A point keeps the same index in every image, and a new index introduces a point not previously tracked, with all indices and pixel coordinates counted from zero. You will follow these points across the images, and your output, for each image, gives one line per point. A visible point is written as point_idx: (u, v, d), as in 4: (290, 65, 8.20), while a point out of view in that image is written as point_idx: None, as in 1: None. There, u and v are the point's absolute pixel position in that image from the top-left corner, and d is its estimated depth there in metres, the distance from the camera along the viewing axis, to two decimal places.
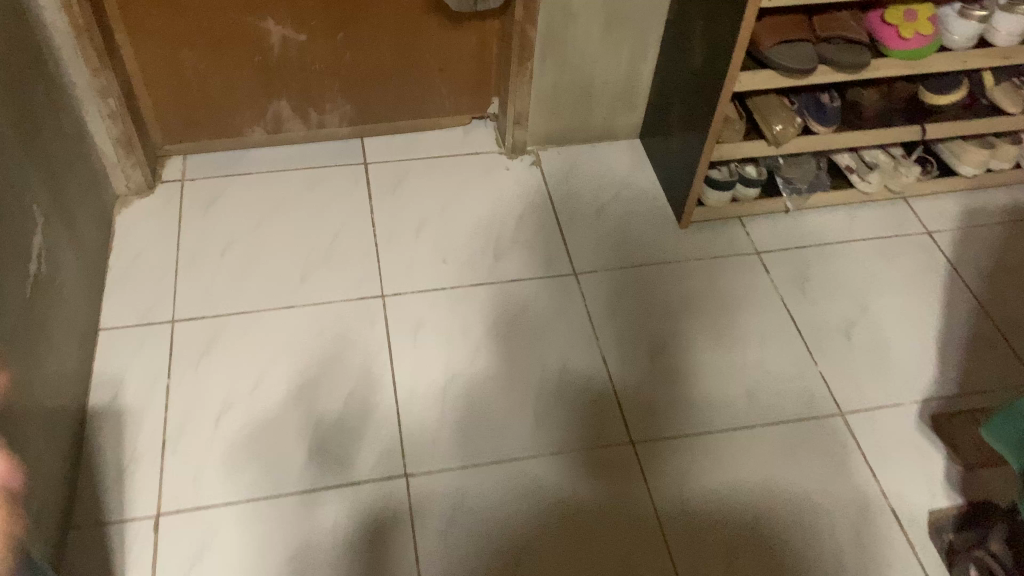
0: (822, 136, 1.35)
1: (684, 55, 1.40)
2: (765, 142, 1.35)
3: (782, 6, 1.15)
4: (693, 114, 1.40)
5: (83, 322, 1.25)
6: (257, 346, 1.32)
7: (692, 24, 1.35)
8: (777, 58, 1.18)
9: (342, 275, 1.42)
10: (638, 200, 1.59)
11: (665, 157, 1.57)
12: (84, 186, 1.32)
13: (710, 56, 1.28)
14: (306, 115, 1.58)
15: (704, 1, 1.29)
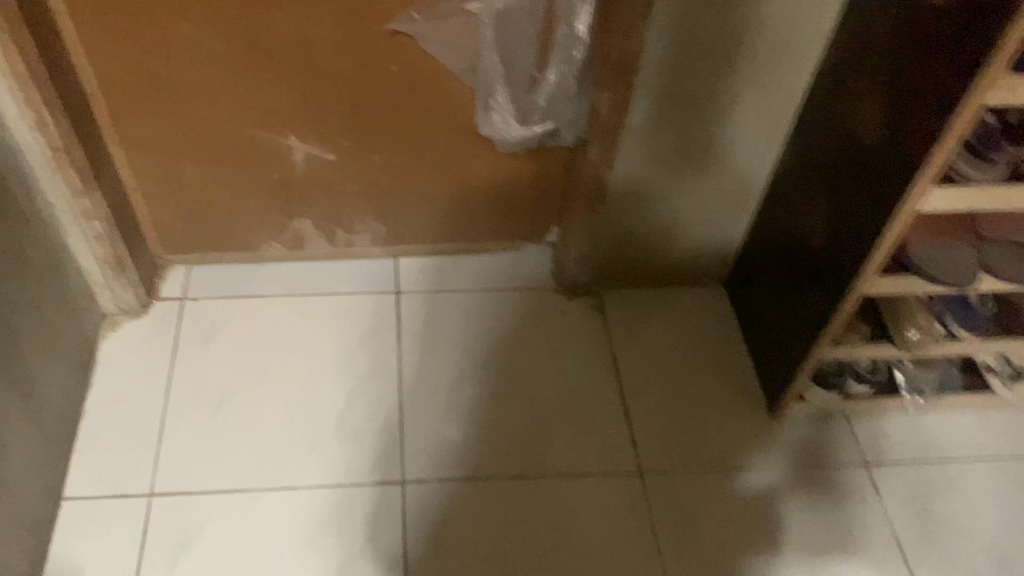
0: (967, 344, 1.09)
1: (800, 222, 1.13)
2: (893, 346, 1.10)
3: (944, 207, 0.89)
4: (804, 297, 1.14)
5: (36, 501, 1.04)
6: (246, 542, 1.09)
7: (815, 189, 1.08)
8: (929, 266, 0.96)
9: (354, 448, 1.19)
10: (722, 373, 1.32)
11: (760, 325, 1.29)
12: (62, 326, 1.11)
13: (840, 241, 1.02)
14: (332, 235, 1.34)
15: (836, 168, 1.02)
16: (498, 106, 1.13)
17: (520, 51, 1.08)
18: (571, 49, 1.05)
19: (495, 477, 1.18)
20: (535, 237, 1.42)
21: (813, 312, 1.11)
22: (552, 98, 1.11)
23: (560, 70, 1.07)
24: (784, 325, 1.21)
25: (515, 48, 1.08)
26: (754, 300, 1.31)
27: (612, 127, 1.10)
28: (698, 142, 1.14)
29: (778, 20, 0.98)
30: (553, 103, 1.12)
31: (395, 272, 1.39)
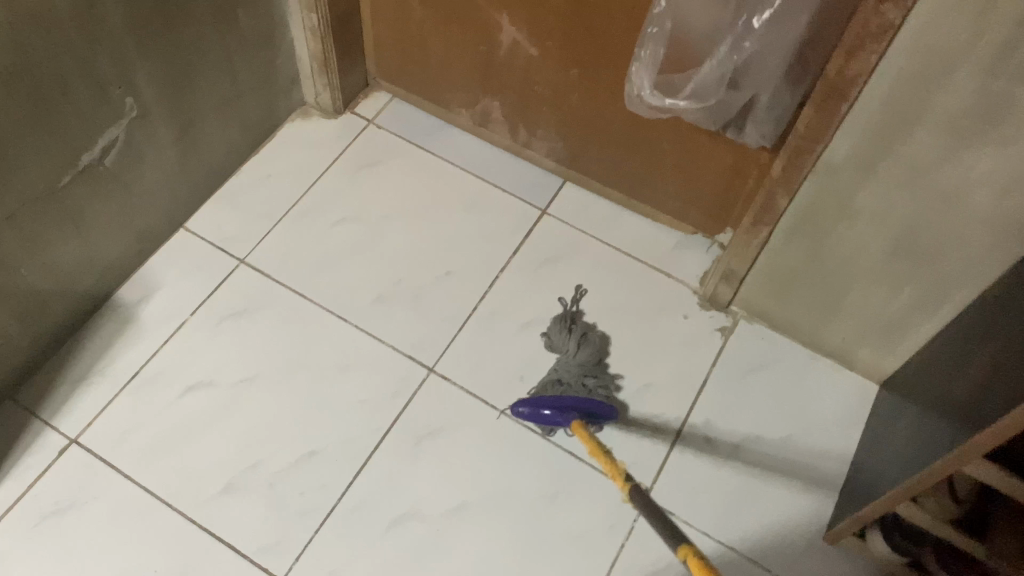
0: None
1: (974, 359, 0.87)
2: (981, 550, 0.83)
3: None
4: (928, 437, 0.88)
5: (157, 218, 1.19)
6: (278, 338, 1.15)
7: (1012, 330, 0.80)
8: None
9: (412, 319, 1.17)
10: (812, 475, 1.07)
11: (876, 448, 1.02)
12: (249, 90, 1.24)
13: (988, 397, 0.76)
14: (515, 129, 1.31)
15: None
16: (642, 60, 0.96)
17: (699, 17, 0.87)
18: (744, 39, 0.84)
19: (508, 418, 1.09)
20: (706, 228, 1.24)
21: (914, 459, 0.87)
22: (702, 83, 0.91)
23: (727, 56, 0.87)
24: (889, 462, 0.95)
25: (696, 10, 0.86)
26: (890, 420, 1.04)
27: (806, 151, 0.91)
28: (900, 218, 0.91)
29: None
30: (699, 90, 0.92)
31: (555, 192, 1.32)
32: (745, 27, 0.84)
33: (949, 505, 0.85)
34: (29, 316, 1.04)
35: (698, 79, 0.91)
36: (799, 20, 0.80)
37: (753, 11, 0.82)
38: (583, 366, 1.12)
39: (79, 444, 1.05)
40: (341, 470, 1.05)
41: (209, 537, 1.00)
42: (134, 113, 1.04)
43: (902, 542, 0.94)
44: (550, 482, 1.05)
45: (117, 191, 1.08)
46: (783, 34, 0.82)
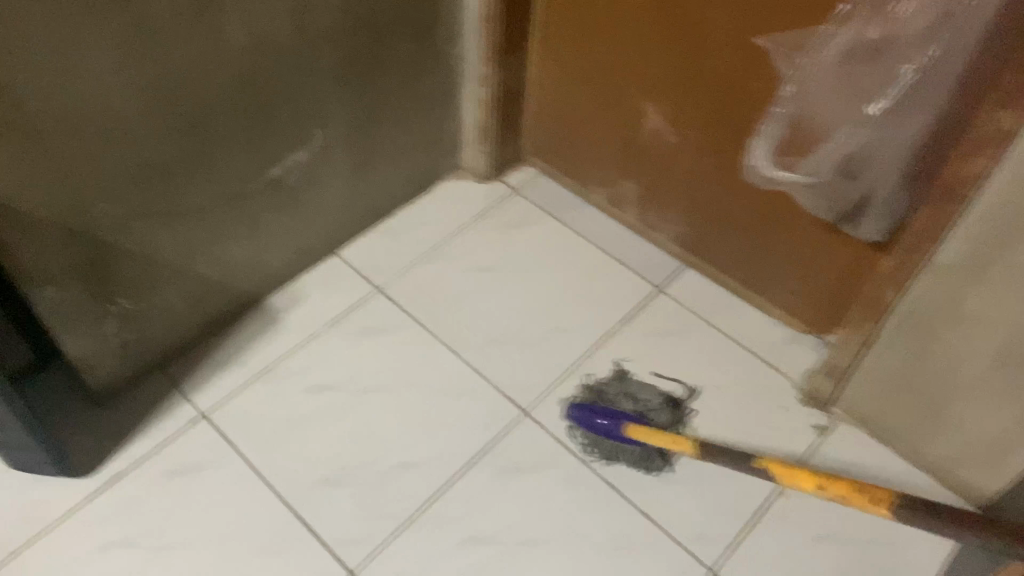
0: None
1: None
2: None
3: None
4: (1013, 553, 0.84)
5: (319, 238, 1.35)
6: (397, 358, 1.25)
7: None
8: None
9: (520, 363, 1.25)
10: None
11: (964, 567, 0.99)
12: (418, 145, 1.43)
13: None
14: (646, 211, 1.40)
15: None
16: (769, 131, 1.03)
17: (829, 101, 0.93)
18: (865, 128, 0.91)
19: (591, 469, 1.14)
20: (820, 329, 1.26)
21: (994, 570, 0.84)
22: (822, 159, 0.97)
23: (852, 134, 0.93)
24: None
25: (827, 95, 0.93)
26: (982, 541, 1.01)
27: (919, 249, 0.94)
28: (1011, 326, 0.90)
29: None
30: (818, 165, 0.98)
31: (676, 275, 1.38)
32: (864, 115, 0.90)
33: None
34: (198, 297, 1.21)
35: (823, 155, 0.97)
36: (914, 117, 0.86)
37: (871, 99, 0.89)
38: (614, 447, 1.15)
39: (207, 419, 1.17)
40: (430, 483, 1.12)
41: (297, 521, 1.08)
42: (319, 145, 1.22)
43: None
44: (618, 534, 1.08)
45: (293, 207, 1.26)
46: (900, 128, 0.88)
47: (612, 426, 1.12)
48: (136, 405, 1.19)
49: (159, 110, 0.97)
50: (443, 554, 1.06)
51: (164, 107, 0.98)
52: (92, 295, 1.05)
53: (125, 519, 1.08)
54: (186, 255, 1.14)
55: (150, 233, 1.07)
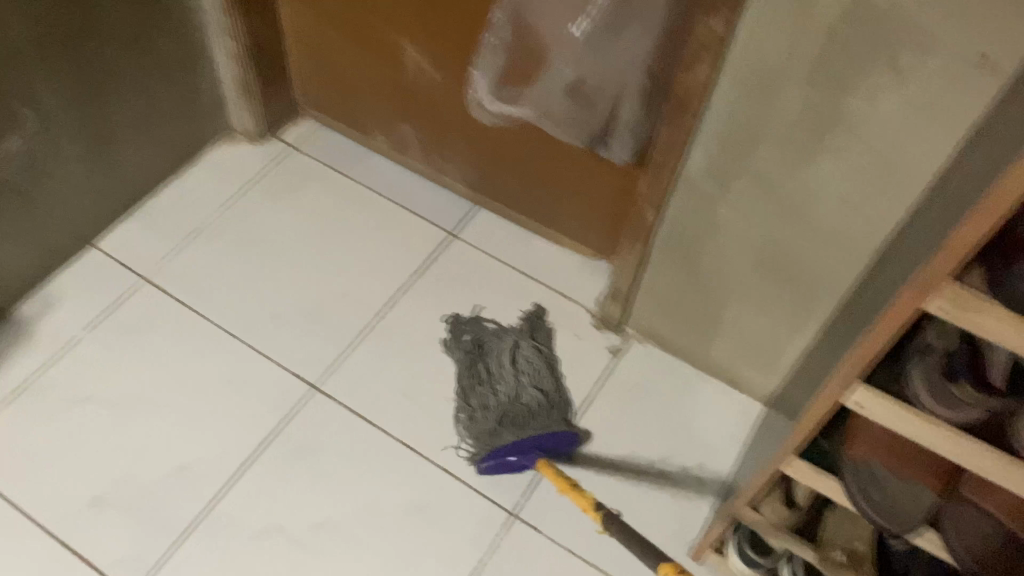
0: None
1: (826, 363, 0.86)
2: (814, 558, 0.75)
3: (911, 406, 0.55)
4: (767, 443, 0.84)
5: (63, 233, 1.21)
6: (170, 352, 1.16)
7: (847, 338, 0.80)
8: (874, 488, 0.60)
9: (307, 335, 1.19)
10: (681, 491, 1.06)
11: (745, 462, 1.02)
12: (167, 114, 1.29)
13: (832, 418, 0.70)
14: (428, 154, 1.33)
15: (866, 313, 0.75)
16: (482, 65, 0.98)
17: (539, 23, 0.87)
18: (576, 54, 0.86)
19: (387, 434, 1.10)
20: (606, 250, 1.24)
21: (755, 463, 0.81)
22: (543, 88, 0.93)
23: (564, 56, 0.88)
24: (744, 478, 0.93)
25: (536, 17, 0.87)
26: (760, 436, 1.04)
27: (666, 165, 0.91)
28: (761, 231, 0.91)
29: (880, 109, 0.72)
30: (542, 95, 0.94)
31: (468, 215, 1.33)
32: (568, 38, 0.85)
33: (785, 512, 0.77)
34: None
35: (543, 83, 0.93)
36: (624, 31, 0.82)
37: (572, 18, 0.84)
38: (503, 399, 1.11)
39: None
40: (214, 482, 1.05)
41: (63, 553, 1.00)
42: (33, 130, 1.08)
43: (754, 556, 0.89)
44: (415, 496, 1.06)
45: (18, 204, 1.11)
46: (613, 45, 0.84)
47: (522, 462, 1.03)
48: None
49: None
50: (238, 548, 1.01)
51: None
52: None
53: None
54: None
55: None
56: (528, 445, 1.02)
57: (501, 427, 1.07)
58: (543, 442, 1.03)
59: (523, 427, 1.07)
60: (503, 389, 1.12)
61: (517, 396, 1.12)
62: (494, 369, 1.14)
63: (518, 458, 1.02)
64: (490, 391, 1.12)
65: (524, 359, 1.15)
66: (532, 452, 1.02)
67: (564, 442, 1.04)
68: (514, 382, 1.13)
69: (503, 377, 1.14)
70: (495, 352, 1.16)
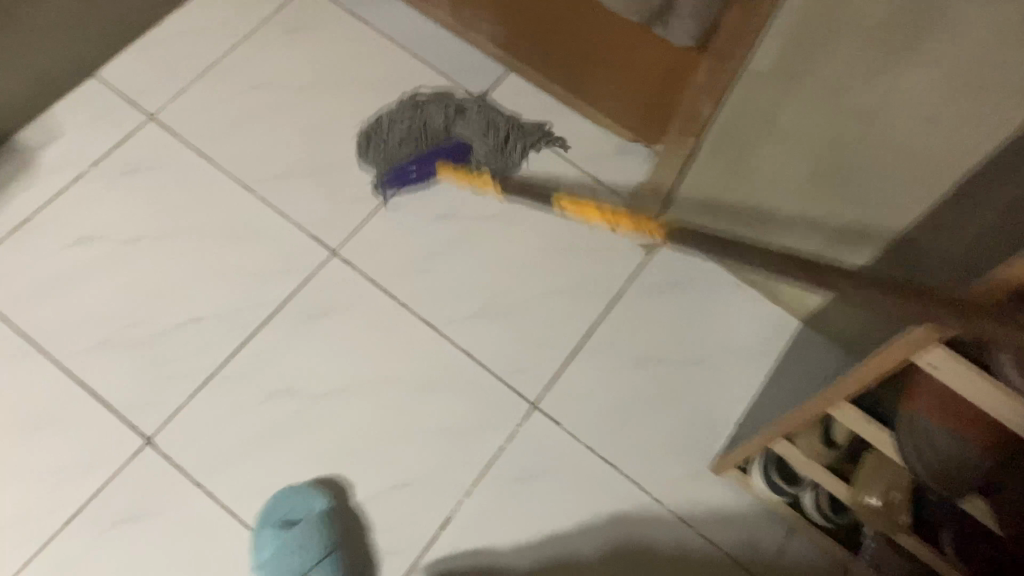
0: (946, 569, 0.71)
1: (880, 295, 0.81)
2: (845, 494, 0.78)
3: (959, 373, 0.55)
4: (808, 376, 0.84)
5: (59, 58, 1.11)
6: (179, 201, 1.09)
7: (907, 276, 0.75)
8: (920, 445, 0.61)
9: (325, 196, 1.12)
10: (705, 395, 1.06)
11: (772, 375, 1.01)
12: None
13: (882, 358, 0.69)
14: (460, 4, 1.19)
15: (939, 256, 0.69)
16: None
17: None
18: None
19: (405, 310, 1.07)
20: (648, 135, 1.15)
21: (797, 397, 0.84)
22: None
23: None
24: None
25: None
26: None
27: (728, 56, 0.81)
28: (827, 136, 0.83)
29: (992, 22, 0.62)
30: None
31: (499, 80, 1.22)
32: None
33: (822, 449, 0.81)
34: None
35: None
36: None
37: None
38: (415, 124, 1.12)
39: None
40: (225, 343, 1.02)
41: (77, 390, 0.99)
42: None
43: (780, 483, 0.93)
44: (429, 374, 1.04)
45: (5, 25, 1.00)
46: None
47: (423, 173, 1.10)
48: None
49: None
50: (249, 411, 1.00)
51: None
52: None
53: None
54: None
55: None
56: (428, 157, 1.10)
57: (405, 151, 1.12)
58: (449, 156, 1.11)
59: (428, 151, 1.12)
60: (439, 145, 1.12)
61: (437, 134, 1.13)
62: (422, 125, 1.12)
63: (421, 169, 1.10)
64: (397, 115, 1.13)
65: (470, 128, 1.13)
66: (432, 164, 1.10)
67: (465, 156, 1.12)
68: (454, 117, 1.13)
69: (436, 115, 1.13)
70: (433, 107, 1.13)
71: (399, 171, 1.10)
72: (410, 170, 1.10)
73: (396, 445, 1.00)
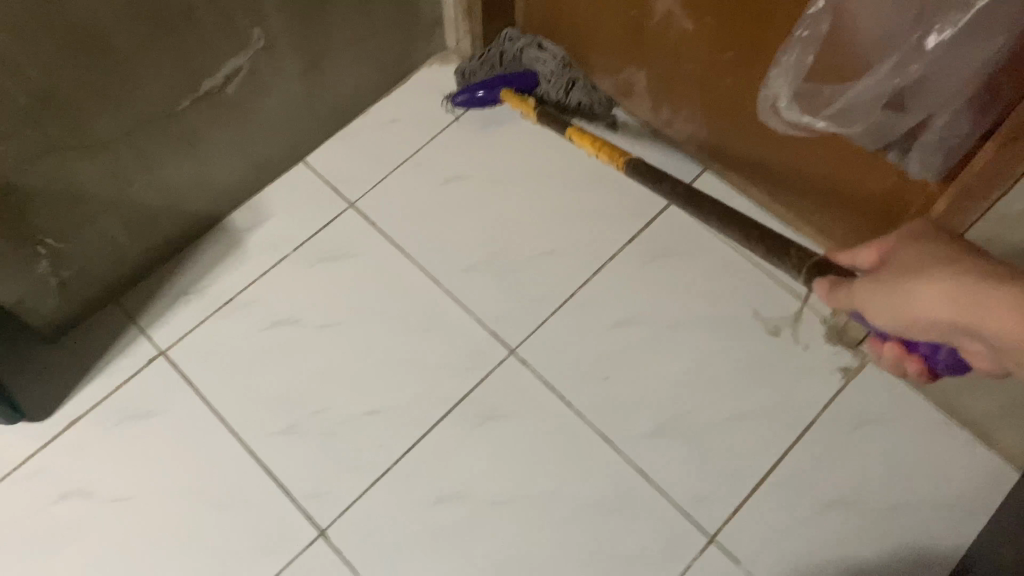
0: None
1: None
2: None
3: None
4: None
5: (274, 145, 1.18)
6: (369, 289, 1.13)
7: None
8: None
9: (508, 293, 1.12)
10: (902, 548, 0.96)
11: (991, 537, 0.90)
12: (386, 31, 1.20)
13: None
14: (657, 106, 1.18)
15: None
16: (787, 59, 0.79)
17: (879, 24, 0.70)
18: (904, 66, 0.70)
19: (580, 419, 1.04)
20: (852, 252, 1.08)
21: None
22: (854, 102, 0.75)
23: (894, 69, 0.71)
24: None
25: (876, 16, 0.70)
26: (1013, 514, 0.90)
27: (975, 195, 0.74)
28: None
29: None
30: (852, 108, 0.76)
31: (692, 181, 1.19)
32: (913, 49, 0.68)
33: None
34: (140, 226, 1.07)
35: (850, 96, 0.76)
36: (984, 49, 0.64)
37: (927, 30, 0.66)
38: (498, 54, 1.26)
39: (165, 359, 1.08)
40: (401, 436, 1.03)
41: (259, 469, 1.02)
42: (259, 44, 1.02)
43: None
44: (601, 488, 1.00)
45: (235, 117, 1.08)
46: (961, 59, 0.66)
47: (490, 95, 1.23)
48: (83, 349, 1.09)
49: (42, 28, 0.78)
50: (418, 509, 0.99)
51: (44, 18, 0.78)
52: (6, 241, 0.91)
53: (75, 474, 1.01)
54: (114, 188, 0.99)
55: (61, 168, 0.91)
56: (495, 82, 1.22)
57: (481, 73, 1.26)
58: (510, 80, 1.22)
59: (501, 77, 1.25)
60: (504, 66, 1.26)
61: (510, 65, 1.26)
62: (495, 53, 1.27)
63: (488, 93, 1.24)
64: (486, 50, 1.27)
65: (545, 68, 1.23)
66: (495, 89, 1.23)
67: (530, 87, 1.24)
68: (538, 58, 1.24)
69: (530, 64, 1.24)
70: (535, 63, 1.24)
71: (466, 89, 1.23)
72: (476, 87, 1.23)
73: (561, 564, 0.96)
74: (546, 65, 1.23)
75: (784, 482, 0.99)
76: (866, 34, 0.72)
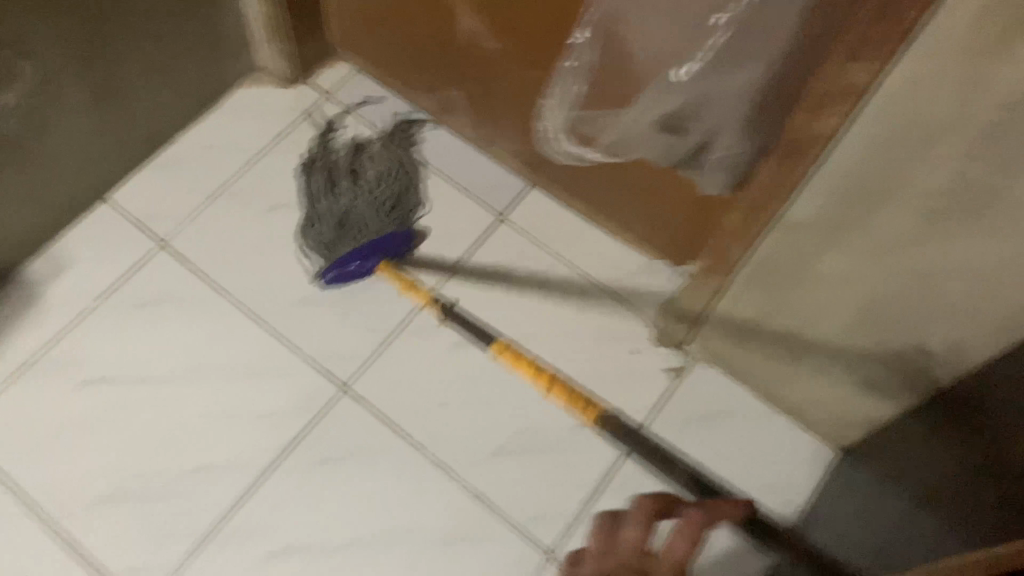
0: None
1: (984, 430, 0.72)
2: None
3: None
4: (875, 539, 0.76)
5: (68, 188, 1.09)
6: (188, 336, 1.06)
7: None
8: None
9: (337, 327, 1.08)
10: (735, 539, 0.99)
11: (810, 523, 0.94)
12: (185, 57, 1.13)
13: None
14: (477, 120, 1.16)
15: None
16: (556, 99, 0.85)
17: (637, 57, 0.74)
18: (666, 91, 0.73)
19: (418, 451, 1.01)
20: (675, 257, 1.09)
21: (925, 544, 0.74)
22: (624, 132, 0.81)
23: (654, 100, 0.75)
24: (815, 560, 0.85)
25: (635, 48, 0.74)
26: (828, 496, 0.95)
27: (766, 205, 0.77)
28: (866, 292, 0.76)
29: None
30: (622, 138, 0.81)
31: (521, 195, 1.18)
32: (668, 81, 0.72)
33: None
34: None
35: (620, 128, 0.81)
36: (739, 74, 0.68)
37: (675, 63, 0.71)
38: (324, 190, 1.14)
39: None
40: (230, 490, 0.99)
41: (75, 546, 0.95)
42: (29, 80, 0.93)
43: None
44: (442, 520, 0.98)
45: (14, 162, 0.99)
46: (722, 84, 0.69)
47: (364, 266, 1.08)
48: None
49: None
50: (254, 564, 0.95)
51: None
52: None
53: None
54: None
55: None
56: (368, 249, 1.07)
57: (341, 237, 1.09)
58: (385, 245, 1.08)
59: (359, 231, 1.09)
60: (355, 211, 1.11)
61: (355, 204, 1.11)
62: (322, 201, 1.13)
63: (362, 264, 1.08)
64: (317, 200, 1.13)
65: (370, 171, 1.16)
66: (371, 257, 1.07)
67: (402, 243, 1.10)
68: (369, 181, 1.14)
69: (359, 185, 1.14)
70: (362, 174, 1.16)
71: (337, 263, 1.07)
72: (348, 261, 1.07)
73: None
74: (378, 186, 1.14)
75: (622, 492, 1.00)
76: (635, 59, 0.75)
